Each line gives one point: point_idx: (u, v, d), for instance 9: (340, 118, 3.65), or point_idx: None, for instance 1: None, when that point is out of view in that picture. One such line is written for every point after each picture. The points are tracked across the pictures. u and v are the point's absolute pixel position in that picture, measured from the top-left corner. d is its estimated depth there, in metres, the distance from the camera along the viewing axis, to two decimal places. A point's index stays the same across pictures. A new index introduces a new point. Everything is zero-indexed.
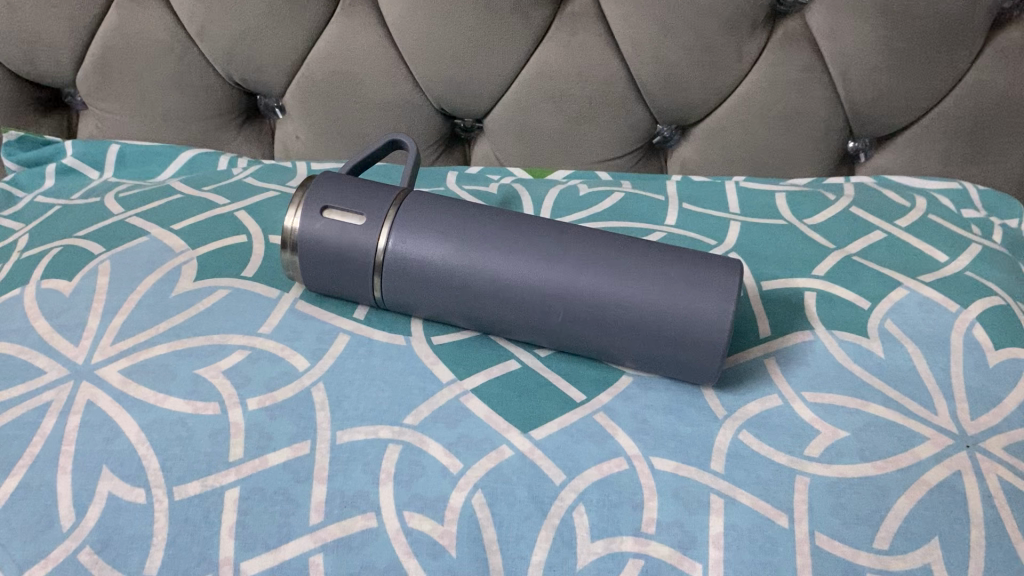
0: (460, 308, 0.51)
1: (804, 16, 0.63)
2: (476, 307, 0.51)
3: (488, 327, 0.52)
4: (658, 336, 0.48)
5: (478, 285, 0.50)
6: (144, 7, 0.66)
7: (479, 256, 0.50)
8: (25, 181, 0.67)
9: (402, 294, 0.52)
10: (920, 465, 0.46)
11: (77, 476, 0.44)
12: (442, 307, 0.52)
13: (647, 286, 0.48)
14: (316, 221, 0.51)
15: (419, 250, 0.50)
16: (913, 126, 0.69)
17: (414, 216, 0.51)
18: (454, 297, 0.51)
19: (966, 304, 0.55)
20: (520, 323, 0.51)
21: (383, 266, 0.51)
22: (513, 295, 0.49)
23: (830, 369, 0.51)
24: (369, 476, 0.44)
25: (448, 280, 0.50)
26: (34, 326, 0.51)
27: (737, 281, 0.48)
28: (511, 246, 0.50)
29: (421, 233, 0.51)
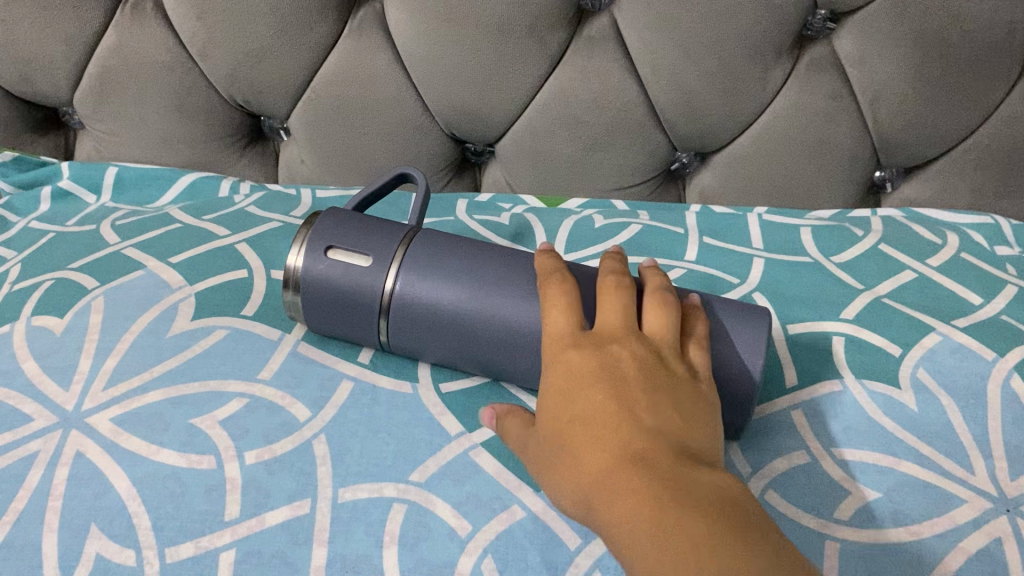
0: (468, 352, 0.48)
1: (831, 41, 0.60)
2: (487, 351, 0.48)
3: (498, 372, 0.49)
4: None
5: (489, 330, 0.47)
6: (144, 27, 0.63)
7: (491, 299, 0.47)
8: (21, 205, 0.65)
9: (410, 337, 0.49)
10: (958, 531, 0.44)
11: (63, 534, 0.41)
12: (449, 351, 0.49)
13: None
14: (320, 261, 0.49)
15: (427, 292, 0.48)
16: (943, 157, 0.66)
17: (422, 256, 0.48)
18: (463, 340, 0.48)
19: (1003, 352, 0.52)
20: (532, 371, 0.48)
21: (390, 309, 0.48)
22: (527, 343, 0.47)
23: (860, 423, 0.49)
24: (372, 538, 0.42)
25: (457, 325, 0.47)
26: (23, 367, 0.49)
27: (764, 332, 0.45)
28: (525, 290, 0.47)
29: (430, 275, 0.48)
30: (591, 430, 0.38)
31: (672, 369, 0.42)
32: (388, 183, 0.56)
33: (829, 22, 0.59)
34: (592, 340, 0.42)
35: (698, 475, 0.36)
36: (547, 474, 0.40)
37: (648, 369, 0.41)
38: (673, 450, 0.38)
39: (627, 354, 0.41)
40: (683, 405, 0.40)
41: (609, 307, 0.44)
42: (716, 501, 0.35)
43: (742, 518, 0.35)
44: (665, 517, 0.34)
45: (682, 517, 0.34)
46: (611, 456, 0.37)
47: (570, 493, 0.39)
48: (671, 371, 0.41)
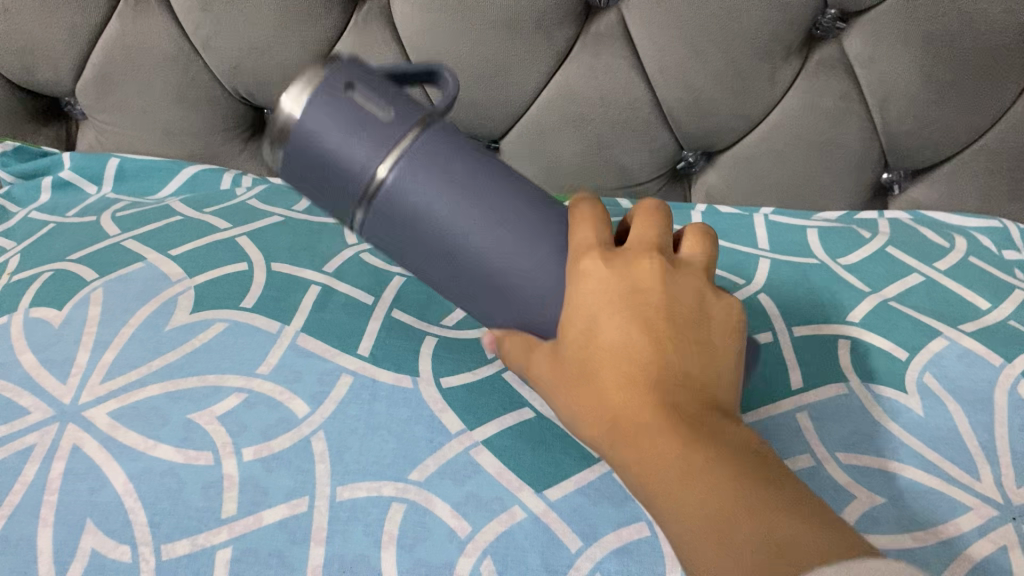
0: (443, 273, 0.43)
1: (841, 41, 0.59)
2: (464, 277, 0.42)
3: (459, 296, 0.44)
4: None
5: (485, 255, 0.41)
6: (147, 17, 0.63)
7: (494, 230, 0.41)
8: (21, 195, 0.64)
9: (383, 232, 0.42)
10: (963, 538, 0.43)
11: (59, 529, 0.41)
12: (422, 265, 0.43)
13: None
14: (316, 112, 0.39)
15: (428, 199, 0.40)
16: (951, 160, 0.65)
17: (433, 153, 0.40)
18: (445, 261, 0.42)
19: (1011, 358, 0.51)
20: (506, 299, 0.42)
21: (372, 202, 0.40)
22: (512, 278, 0.41)
23: (866, 427, 0.48)
24: (370, 538, 0.41)
25: (443, 245, 0.41)
26: (21, 359, 0.49)
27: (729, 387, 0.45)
28: (533, 234, 0.41)
29: (436, 183, 0.40)
30: (622, 366, 0.38)
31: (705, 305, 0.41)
32: (415, 72, 0.44)
33: (839, 21, 0.58)
34: (624, 254, 0.41)
35: (721, 423, 0.37)
36: (573, 409, 0.40)
37: (681, 305, 0.40)
38: (698, 396, 0.38)
39: (657, 269, 0.41)
40: (711, 345, 0.40)
41: (645, 225, 0.43)
42: (737, 446, 0.35)
43: (759, 462, 0.35)
44: (692, 456, 0.34)
45: (710, 458, 0.34)
46: (642, 396, 0.37)
47: (601, 426, 0.38)
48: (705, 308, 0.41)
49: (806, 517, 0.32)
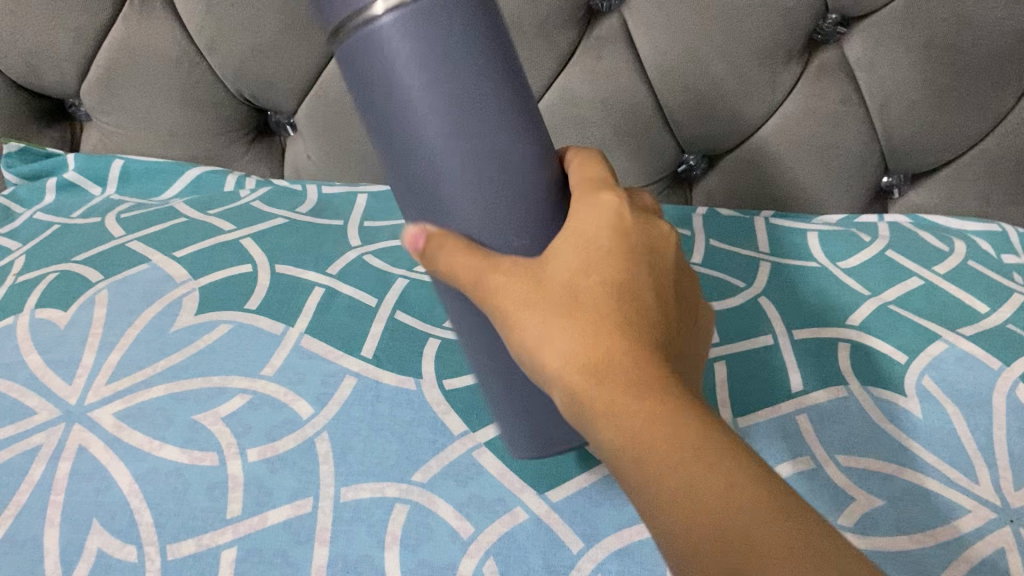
0: (395, 163, 0.35)
1: (842, 46, 0.59)
2: (415, 176, 0.35)
3: (390, 182, 0.37)
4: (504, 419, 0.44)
5: (456, 172, 0.34)
6: (152, 20, 0.63)
7: (466, 126, 0.33)
8: (26, 196, 0.65)
9: (350, 60, 0.33)
10: (961, 541, 0.44)
11: (66, 529, 0.41)
12: (374, 139, 0.36)
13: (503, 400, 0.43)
14: None
15: (408, 62, 0.32)
16: (951, 164, 0.66)
17: (445, 15, 0.32)
18: (406, 152, 0.34)
19: (1010, 361, 0.52)
20: (446, 192, 0.35)
21: (365, 54, 0.33)
22: (465, 177, 0.35)
23: (866, 429, 0.48)
24: (374, 538, 0.42)
25: (402, 121, 0.34)
26: (27, 360, 0.49)
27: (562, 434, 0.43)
28: (506, 147, 0.35)
29: (430, 47, 0.32)
30: (614, 313, 0.34)
31: (688, 289, 0.39)
32: None
33: (839, 26, 0.58)
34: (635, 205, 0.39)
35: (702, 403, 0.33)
36: (540, 345, 0.33)
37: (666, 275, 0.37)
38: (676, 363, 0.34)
39: (666, 233, 0.38)
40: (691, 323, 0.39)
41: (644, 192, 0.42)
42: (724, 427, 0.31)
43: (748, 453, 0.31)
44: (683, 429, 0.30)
45: (705, 437, 0.30)
46: (621, 310, 0.34)
47: (571, 364, 0.33)
48: (689, 287, 0.40)
49: (799, 516, 0.28)
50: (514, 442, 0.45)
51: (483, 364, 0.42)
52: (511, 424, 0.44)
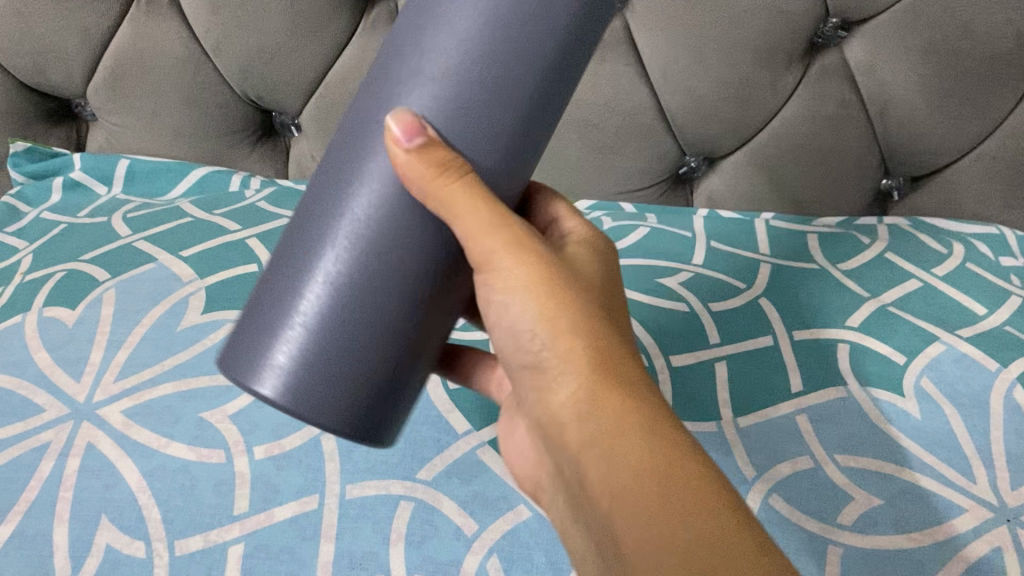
0: (468, 32, 0.32)
1: (843, 49, 0.60)
2: (483, 56, 0.32)
3: (420, 58, 0.33)
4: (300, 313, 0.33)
5: (523, 77, 0.32)
6: (159, 21, 0.64)
7: (482, 41, 0.32)
8: (32, 196, 0.65)
9: None
10: (958, 540, 0.44)
11: (75, 525, 0.42)
12: (449, 17, 0.32)
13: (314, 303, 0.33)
14: None
15: None
16: (950, 167, 0.66)
17: None
18: (503, 27, 0.32)
19: (1007, 363, 0.52)
20: (414, 74, 0.32)
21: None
22: (446, 74, 0.32)
23: (865, 430, 0.49)
24: (379, 535, 0.42)
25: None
26: (35, 358, 0.50)
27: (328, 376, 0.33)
28: (481, 97, 0.32)
29: None
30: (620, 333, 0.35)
31: None
32: None
33: (840, 30, 0.59)
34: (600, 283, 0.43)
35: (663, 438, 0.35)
36: (564, 330, 0.33)
37: None
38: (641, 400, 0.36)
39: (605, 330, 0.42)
40: None
41: None
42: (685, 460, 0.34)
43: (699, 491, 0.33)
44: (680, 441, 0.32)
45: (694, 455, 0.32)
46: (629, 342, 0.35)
47: (592, 358, 0.33)
48: None
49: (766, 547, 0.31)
50: (277, 361, 0.33)
51: (316, 270, 0.33)
52: (297, 345, 0.33)
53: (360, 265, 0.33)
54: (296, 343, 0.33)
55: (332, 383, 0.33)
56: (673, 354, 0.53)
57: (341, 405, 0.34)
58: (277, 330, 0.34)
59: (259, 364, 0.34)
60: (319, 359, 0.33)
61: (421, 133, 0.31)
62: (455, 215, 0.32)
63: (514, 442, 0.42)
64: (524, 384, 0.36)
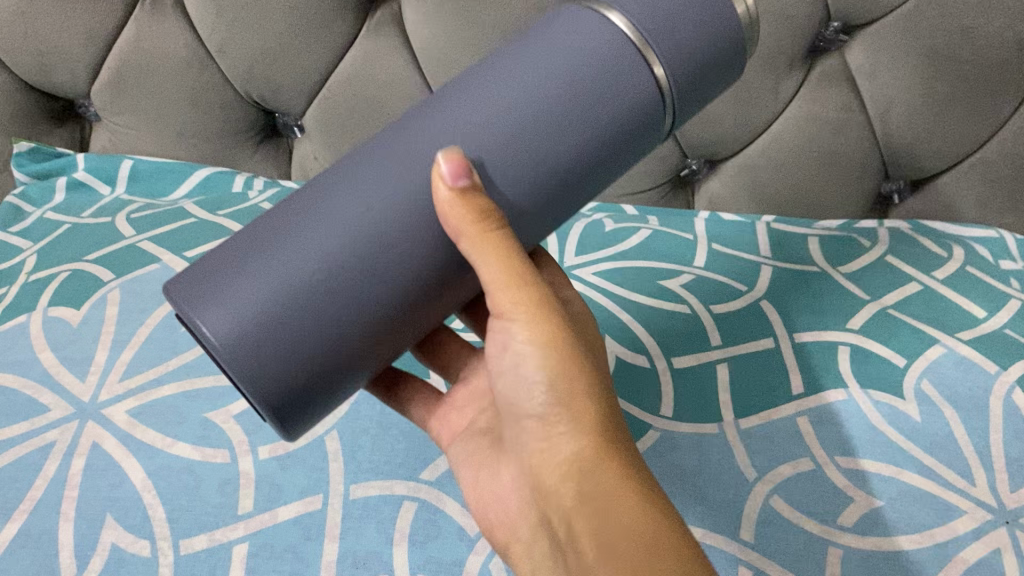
0: (535, 101, 0.36)
1: (843, 53, 0.61)
2: (540, 125, 0.36)
3: (482, 105, 0.36)
4: (278, 283, 0.34)
5: (566, 156, 0.37)
6: (162, 22, 0.64)
7: (546, 111, 0.36)
8: (35, 196, 0.65)
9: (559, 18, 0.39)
10: (958, 541, 0.45)
11: (80, 524, 0.42)
12: (522, 82, 0.37)
13: (290, 279, 0.34)
14: None
15: (585, 48, 0.37)
16: (950, 171, 0.67)
17: (622, 73, 0.37)
18: (564, 110, 0.36)
19: (1006, 366, 0.53)
20: (473, 122, 0.36)
21: (630, 46, 0.37)
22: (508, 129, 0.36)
23: (865, 432, 0.49)
24: (382, 536, 0.43)
25: (531, 66, 0.37)
26: (40, 358, 0.50)
27: (280, 351, 0.34)
28: (526, 158, 0.36)
29: (599, 59, 0.37)
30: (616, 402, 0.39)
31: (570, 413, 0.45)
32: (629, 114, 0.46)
33: (841, 34, 0.60)
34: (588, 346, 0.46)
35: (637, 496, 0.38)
36: (577, 394, 0.36)
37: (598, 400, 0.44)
38: None
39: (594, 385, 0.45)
40: None
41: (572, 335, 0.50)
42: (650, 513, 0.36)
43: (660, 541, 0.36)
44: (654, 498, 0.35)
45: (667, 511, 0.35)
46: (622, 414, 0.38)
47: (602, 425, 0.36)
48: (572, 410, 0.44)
49: None
50: (237, 309, 0.34)
51: (311, 247, 0.35)
52: (264, 304, 0.34)
53: (351, 256, 0.35)
54: (261, 300, 0.34)
55: (279, 350, 0.34)
56: (674, 357, 0.54)
57: (272, 381, 0.35)
58: (252, 289, 0.34)
59: (213, 305, 0.34)
60: (278, 325, 0.34)
61: (467, 175, 0.34)
62: (481, 262, 0.35)
63: (497, 488, 0.42)
64: (526, 432, 0.39)
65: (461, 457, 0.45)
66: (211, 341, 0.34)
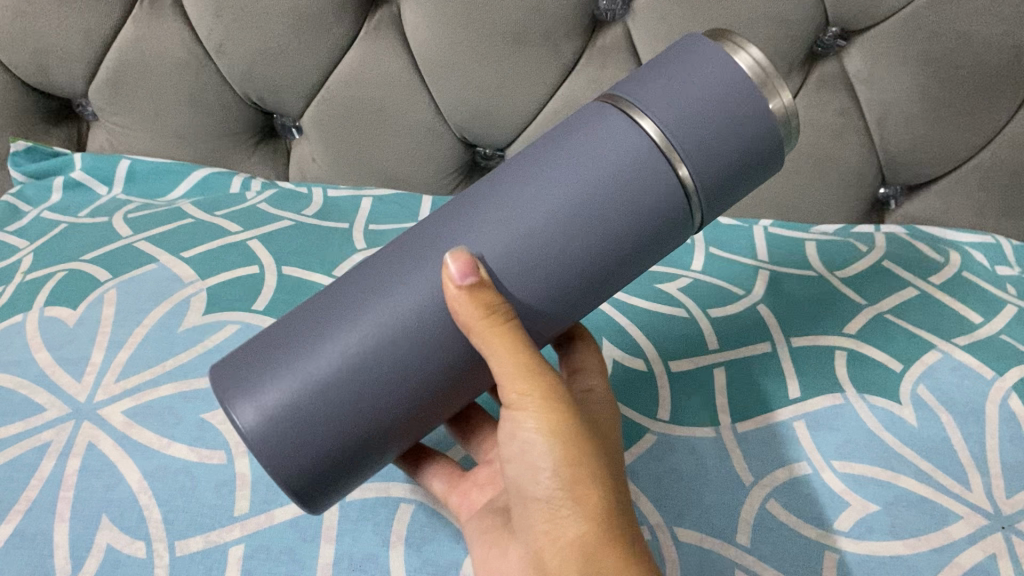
0: (552, 205, 0.37)
1: (841, 59, 0.61)
2: (562, 228, 0.37)
3: (505, 210, 0.38)
4: (304, 374, 0.36)
5: (580, 257, 0.38)
6: (161, 22, 0.64)
7: (569, 214, 0.37)
8: (32, 195, 0.65)
9: (590, 117, 0.40)
10: (954, 546, 0.45)
11: (75, 525, 0.42)
12: (549, 186, 0.38)
13: (315, 371, 0.36)
14: (734, 73, 0.39)
15: (611, 152, 0.38)
16: (947, 177, 0.67)
17: (646, 178, 0.38)
18: (588, 213, 0.37)
19: (1002, 371, 0.53)
20: (500, 223, 0.37)
21: (657, 153, 0.38)
22: (533, 232, 0.37)
23: (861, 436, 0.49)
24: (379, 538, 0.43)
25: (558, 169, 0.38)
26: (36, 358, 0.50)
27: (303, 436, 0.36)
28: (548, 261, 0.37)
29: (624, 162, 0.38)
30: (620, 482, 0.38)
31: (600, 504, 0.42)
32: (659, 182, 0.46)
33: (839, 39, 0.60)
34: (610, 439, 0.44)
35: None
36: (581, 478, 0.36)
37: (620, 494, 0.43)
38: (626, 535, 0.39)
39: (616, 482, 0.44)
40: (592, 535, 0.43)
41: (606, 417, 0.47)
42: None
43: None
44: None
45: None
46: (625, 496, 0.38)
47: (604, 508, 0.36)
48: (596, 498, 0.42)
49: None
50: (263, 399, 0.35)
51: (337, 339, 0.36)
52: (290, 394, 0.36)
53: (377, 347, 0.36)
54: (292, 395, 0.36)
55: (305, 438, 0.36)
56: (672, 359, 0.54)
57: (294, 466, 0.36)
58: (279, 381, 0.36)
59: (244, 396, 0.36)
60: (308, 418, 0.36)
61: (475, 274, 0.36)
62: (491, 354, 0.36)
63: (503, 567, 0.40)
64: (529, 513, 0.38)
65: (474, 535, 0.43)
66: (239, 430, 0.36)
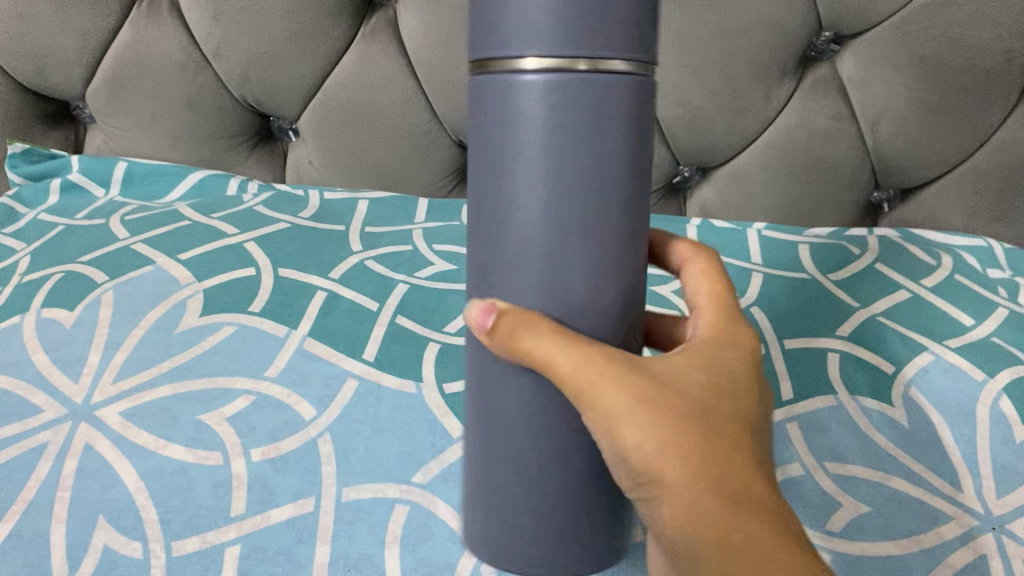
0: (531, 202, 0.33)
1: (835, 63, 0.63)
2: (556, 213, 0.33)
3: (496, 233, 0.34)
4: (507, 511, 0.39)
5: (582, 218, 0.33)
6: (158, 24, 0.66)
7: (552, 193, 0.32)
8: (29, 197, 0.65)
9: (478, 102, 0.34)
10: (945, 546, 0.45)
11: (72, 525, 0.42)
12: (515, 181, 0.33)
13: (514, 505, 0.39)
14: None
15: (527, 118, 0.32)
16: (939, 181, 0.67)
17: (578, 107, 0.31)
18: (569, 181, 0.32)
19: (993, 373, 0.53)
20: (501, 245, 0.34)
21: (561, 83, 0.31)
22: (535, 238, 0.33)
23: (852, 437, 0.50)
24: (374, 538, 0.43)
25: (505, 161, 0.33)
26: (33, 359, 0.50)
27: (555, 540, 0.39)
28: (559, 240, 0.33)
29: (551, 113, 0.31)
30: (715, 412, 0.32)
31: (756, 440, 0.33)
32: None
33: (833, 43, 0.62)
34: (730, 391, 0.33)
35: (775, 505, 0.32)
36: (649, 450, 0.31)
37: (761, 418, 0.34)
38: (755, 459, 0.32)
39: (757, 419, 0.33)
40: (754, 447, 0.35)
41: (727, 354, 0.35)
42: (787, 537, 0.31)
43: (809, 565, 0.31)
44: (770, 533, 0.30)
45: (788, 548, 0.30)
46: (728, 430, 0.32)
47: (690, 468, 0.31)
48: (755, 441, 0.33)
49: None
50: (510, 550, 0.40)
51: (505, 469, 0.38)
52: (518, 530, 0.39)
53: (531, 454, 0.37)
54: (521, 534, 0.39)
55: (554, 546, 0.39)
56: None
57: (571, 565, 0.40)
58: (501, 528, 0.40)
59: (496, 549, 0.41)
60: (546, 534, 0.39)
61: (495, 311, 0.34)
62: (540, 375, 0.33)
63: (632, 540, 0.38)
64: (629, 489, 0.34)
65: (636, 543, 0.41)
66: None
